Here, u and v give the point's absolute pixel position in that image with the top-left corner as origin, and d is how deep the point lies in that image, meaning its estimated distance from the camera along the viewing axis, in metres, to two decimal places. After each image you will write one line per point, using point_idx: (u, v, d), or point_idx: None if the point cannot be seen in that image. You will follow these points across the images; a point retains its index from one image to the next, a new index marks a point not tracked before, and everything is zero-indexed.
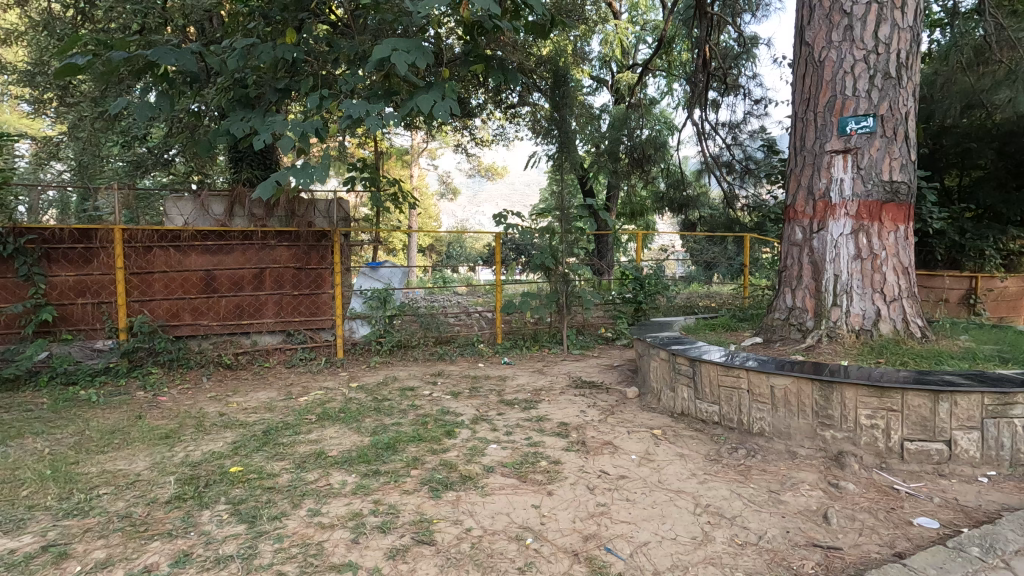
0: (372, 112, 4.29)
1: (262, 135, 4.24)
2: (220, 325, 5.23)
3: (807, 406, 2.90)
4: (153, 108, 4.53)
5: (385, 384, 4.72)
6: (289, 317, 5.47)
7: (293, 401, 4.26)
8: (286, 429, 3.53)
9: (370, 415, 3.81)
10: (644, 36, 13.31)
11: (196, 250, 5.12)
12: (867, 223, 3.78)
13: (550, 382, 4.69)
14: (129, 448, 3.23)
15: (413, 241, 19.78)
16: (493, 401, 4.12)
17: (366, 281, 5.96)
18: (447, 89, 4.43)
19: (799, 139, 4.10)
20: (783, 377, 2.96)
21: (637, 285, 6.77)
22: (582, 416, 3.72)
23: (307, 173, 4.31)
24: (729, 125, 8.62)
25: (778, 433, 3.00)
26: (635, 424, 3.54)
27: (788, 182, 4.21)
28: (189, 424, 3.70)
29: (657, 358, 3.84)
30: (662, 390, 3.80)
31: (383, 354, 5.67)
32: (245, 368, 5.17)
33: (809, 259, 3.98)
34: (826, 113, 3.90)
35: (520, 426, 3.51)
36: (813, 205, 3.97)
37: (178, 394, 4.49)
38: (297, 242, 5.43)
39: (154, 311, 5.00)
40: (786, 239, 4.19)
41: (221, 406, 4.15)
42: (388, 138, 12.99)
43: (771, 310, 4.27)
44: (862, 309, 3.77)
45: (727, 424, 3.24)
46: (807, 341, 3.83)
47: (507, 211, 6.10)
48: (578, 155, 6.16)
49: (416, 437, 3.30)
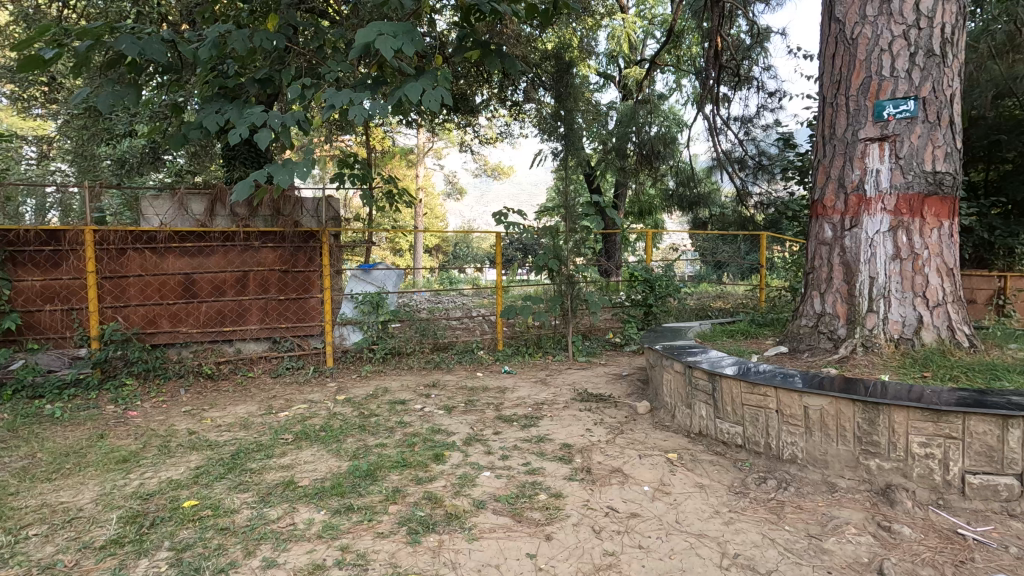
0: (356, 101, 3.93)
1: (239, 128, 3.87)
2: (201, 332, 4.89)
3: (849, 431, 2.50)
4: (120, 99, 4.13)
5: (375, 397, 4.35)
6: (275, 323, 5.12)
7: (272, 417, 3.90)
8: (258, 451, 3.18)
9: (353, 434, 3.46)
10: (653, 31, 12.93)
11: (173, 252, 4.78)
12: (907, 218, 3.37)
13: (553, 394, 4.31)
14: (80, 476, 2.88)
15: (419, 241, 19.44)
16: (490, 417, 3.74)
17: (357, 284, 5.42)
18: (440, 77, 4.07)
19: (828, 126, 3.69)
20: (819, 398, 2.57)
21: (647, 286, 6.33)
22: (588, 436, 3.34)
23: (288, 170, 3.90)
24: (742, 119, 8.10)
25: (813, 460, 2.61)
26: (648, 445, 3.16)
27: (816, 175, 3.81)
28: (153, 445, 3.35)
29: (672, 370, 3.48)
30: (677, 407, 3.42)
31: (376, 363, 5.30)
32: (227, 379, 4.83)
33: (839, 259, 3.59)
34: (858, 97, 3.50)
35: (518, 449, 3.13)
36: (844, 199, 3.57)
37: (151, 409, 4.15)
38: (283, 243, 5.09)
39: (129, 318, 4.68)
40: (814, 238, 3.79)
41: (193, 423, 3.80)
42: (391, 137, 12.66)
43: (797, 316, 3.86)
44: (901, 315, 3.37)
45: (752, 448, 2.85)
46: (840, 352, 3.43)
47: (507, 209, 5.46)
48: (585, 155, 5.92)
49: (401, 462, 2.94)
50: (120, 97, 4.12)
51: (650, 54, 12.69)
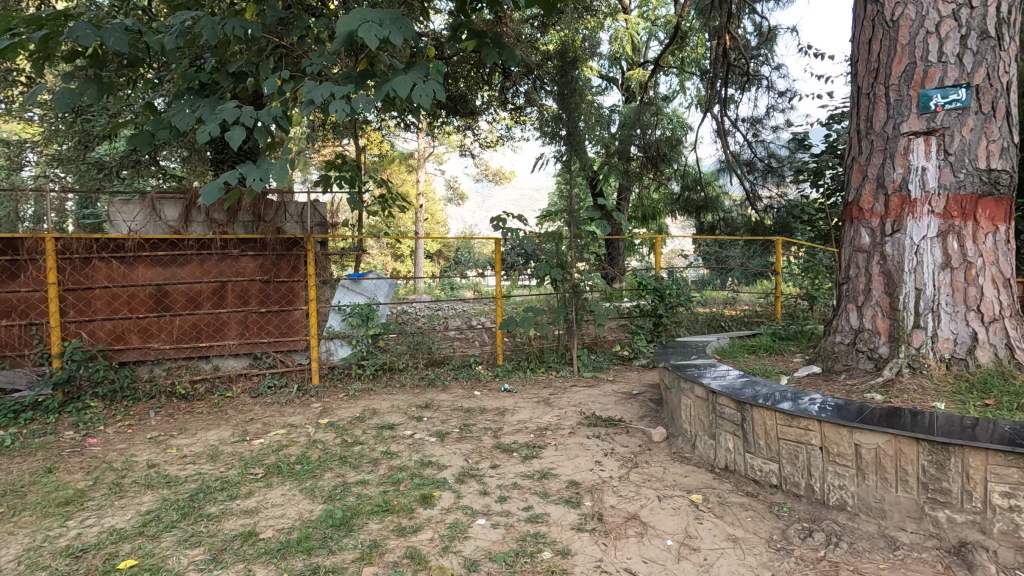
0: (338, 95, 3.52)
1: (208, 125, 3.48)
2: (174, 348, 4.50)
3: (912, 476, 2.11)
4: (79, 94, 3.68)
5: (361, 421, 3.95)
6: (255, 338, 4.71)
7: (244, 446, 3.50)
8: (220, 491, 2.78)
9: (331, 469, 3.06)
10: (656, 32, 12.44)
11: (144, 261, 4.40)
12: (958, 222, 2.97)
13: (557, 417, 3.91)
14: (10, 524, 2.48)
15: (419, 246, 19.03)
16: (486, 447, 3.33)
17: (346, 295, 5.02)
18: (432, 69, 3.67)
19: (864, 119, 3.30)
20: (874, 435, 2.17)
21: (656, 296, 5.95)
22: (598, 470, 2.94)
23: (262, 170, 3.52)
24: (751, 120, 7.66)
25: (866, 508, 2.22)
26: (668, 483, 2.76)
27: (850, 174, 3.42)
28: (104, 482, 2.95)
29: (692, 396, 3.07)
30: (698, 436, 3.01)
31: (365, 380, 4.90)
32: (203, 399, 4.45)
33: (879, 268, 3.20)
34: (899, 87, 3.12)
35: (517, 489, 2.73)
36: (884, 200, 3.18)
37: (114, 435, 3.76)
38: (264, 251, 4.69)
39: (94, 334, 4.29)
40: (848, 245, 3.40)
41: (156, 453, 3.41)
42: (388, 141, 12.25)
43: (831, 332, 3.45)
44: (953, 332, 2.96)
45: (791, 490, 2.45)
46: (883, 374, 3.01)
47: (506, 214, 5.11)
48: (588, 157, 5.53)
49: (382, 506, 2.54)
50: (78, 93, 3.67)
51: (653, 56, 12.32)
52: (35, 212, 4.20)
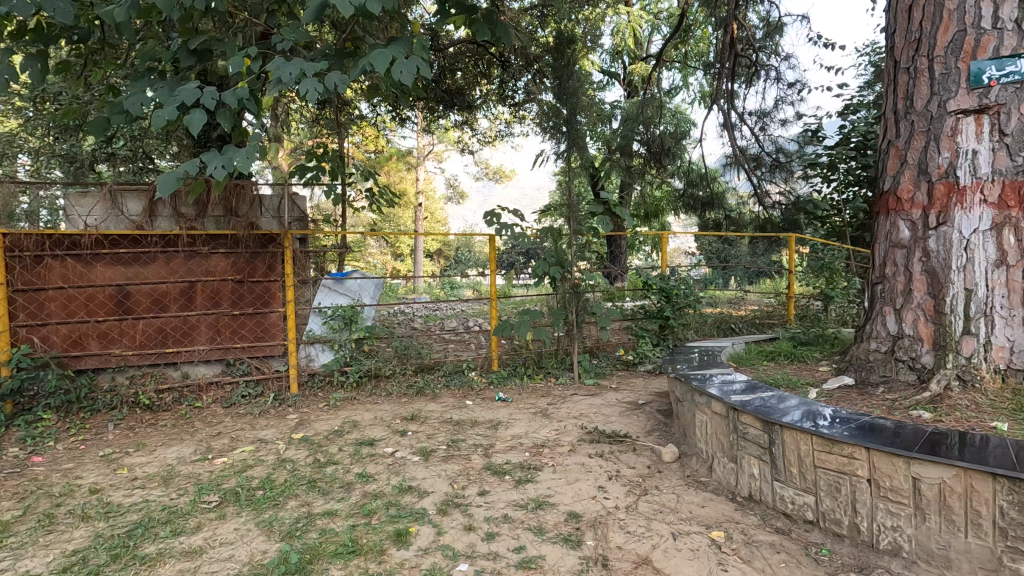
0: (309, 71, 3.12)
1: (165, 108, 3.07)
2: (137, 354, 4.12)
3: (987, 520, 1.72)
4: (19, 74, 3.31)
5: (338, 436, 3.57)
6: (228, 343, 4.33)
7: (203, 466, 3.12)
8: (164, 525, 2.40)
9: (296, 496, 2.68)
10: (659, 26, 12.03)
11: (103, 260, 4.03)
12: (1016, 213, 2.57)
13: (555, 433, 3.52)
14: None
15: (418, 246, 18.58)
16: (475, 469, 2.95)
17: (328, 296, 4.68)
18: (415, 45, 3.31)
19: (903, 98, 2.94)
20: (939, 469, 1.79)
21: (662, 296, 5.49)
22: (601, 498, 2.57)
23: (226, 156, 3.10)
24: (758, 113, 7.01)
25: (926, 555, 1.85)
26: (684, 516, 2.38)
27: (886, 160, 3.05)
28: (32, 513, 2.56)
29: (710, 412, 2.69)
30: (716, 458, 2.64)
31: (348, 389, 4.51)
32: (169, 410, 4.09)
33: (920, 265, 2.81)
34: (945, 58, 2.75)
35: (508, 523, 2.34)
36: (927, 188, 2.80)
37: (63, 453, 3.39)
38: (237, 248, 4.32)
39: (48, 339, 3.92)
40: (883, 240, 3.03)
41: (103, 475, 3.02)
42: (384, 137, 11.83)
43: (864, 338, 3.08)
44: (1010, 339, 2.57)
45: (831, 528, 2.08)
46: (930, 388, 2.62)
47: (501, 209, 4.65)
48: (590, 152, 5.14)
49: (347, 545, 2.16)
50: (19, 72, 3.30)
51: (656, 50, 11.91)
52: (32, 204, 3.94)
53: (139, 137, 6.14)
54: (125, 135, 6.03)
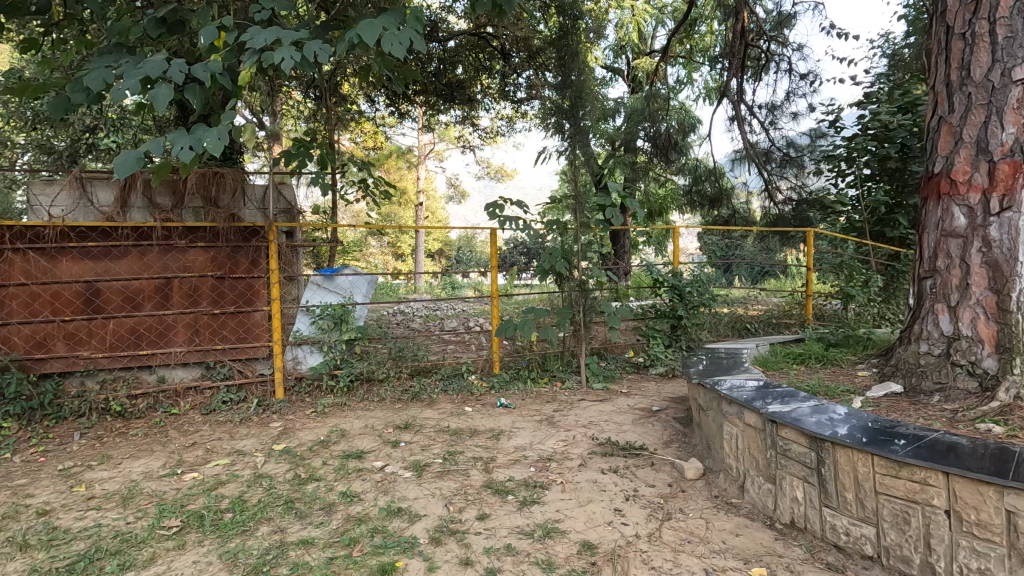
0: (288, 39, 2.77)
1: (127, 81, 2.72)
2: (108, 357, 3.79)
3: None
4: None
5: (323, 449, 3.23)
6: (207, 345, 4.00)
7: (170, 483, 2.78)
8: (110, 559, 2.06)
9: (269, 520, 2.34)
10: (664, 21, 11.64)
11: (69, 254, 3.71)
12: None
13: (563, 444, 3.18)
14: None
15: (417, 245, 18.18)
16: (474, 487, 2.61)
17: (318, 294, 4.26)
18: (407, 15, 2.98)
19: (958, 67, 2.61)
20: None
21: (675, 294, 5.15)
22: (619, 524, 2.23)
23: (195, 137, 2.75)
24: (768, 104, 6.65)
25: None
26: (716, 548, 2.04)
27: (935, 138, 2.70)
28: None
29: (743, 425, 2.35)
30: (749, 477, 2.30)
31: (337, 394, 4.17)
32: (142, 417, 3.76)
33: (980, 257, 2.47)
34: (1011, 21, 2.43)
35: (512, 555, 2.01)
36: (988, 169, 2.46)
37: (18, 467, 3.06)
38: (216, 242, 3.99)
39: (10, 341, 3.62)
40: (933, 228, 2.68)
41: (56, 494, 2.69)
42: (382, 134, 11.48)
43: (911, 339, 2.73)
44: None
45: (898, 567, 1.75)
46: (997, 398, 2.27)
47: (504, 200, 4.26)
48: (595, 153, 4.77)
49: None
50: None
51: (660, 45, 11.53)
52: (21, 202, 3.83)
53: (121, 128, 5.81)
54: (105, 125, 5.69)
